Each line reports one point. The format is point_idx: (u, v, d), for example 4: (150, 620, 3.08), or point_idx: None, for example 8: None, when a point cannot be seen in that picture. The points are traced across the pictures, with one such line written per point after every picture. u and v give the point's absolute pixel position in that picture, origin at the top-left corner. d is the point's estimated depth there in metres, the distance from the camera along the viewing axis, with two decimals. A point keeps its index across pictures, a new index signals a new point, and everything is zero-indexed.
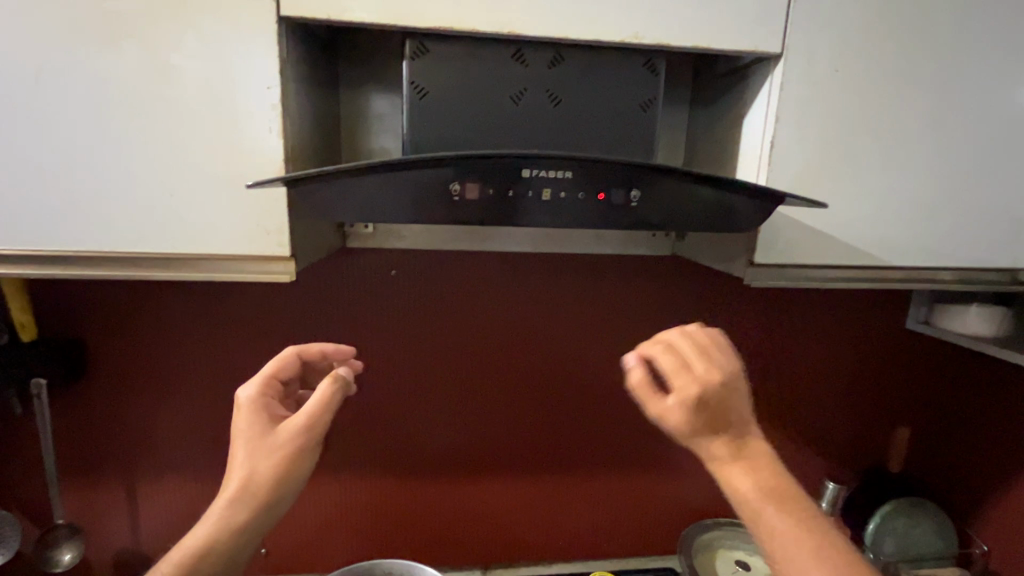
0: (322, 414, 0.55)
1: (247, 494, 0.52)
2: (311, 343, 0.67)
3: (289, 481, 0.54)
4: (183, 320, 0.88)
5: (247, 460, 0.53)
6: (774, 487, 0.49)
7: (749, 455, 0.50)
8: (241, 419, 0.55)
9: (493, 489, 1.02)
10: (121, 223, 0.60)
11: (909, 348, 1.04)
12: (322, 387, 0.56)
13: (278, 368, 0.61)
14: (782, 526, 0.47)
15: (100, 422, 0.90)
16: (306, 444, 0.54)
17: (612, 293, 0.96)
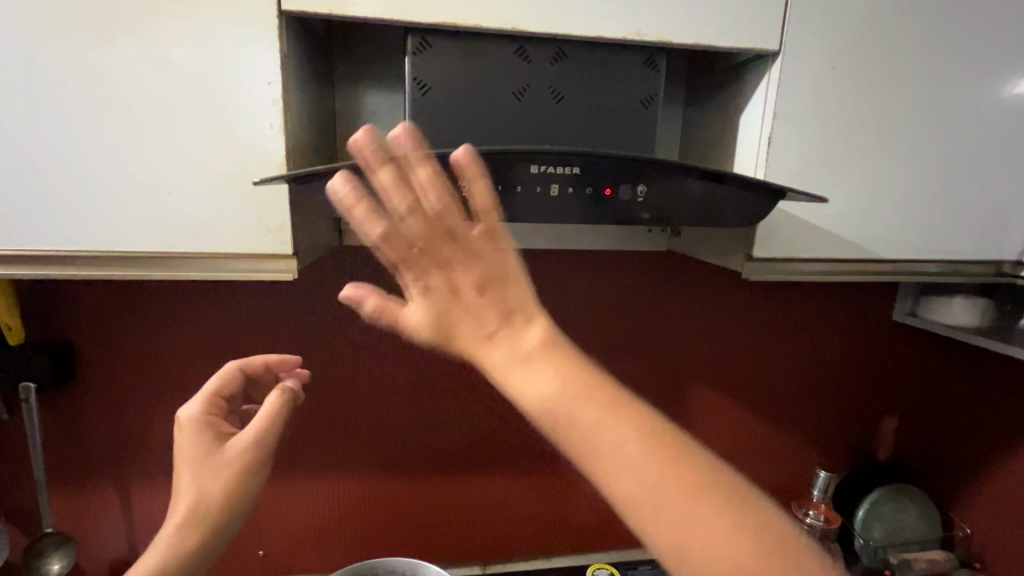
0: (271, 430, 0.55)
1: (197, 516, 0.52)
2: (254, 355, 0.65)
3: (241, 499, 0.53)
4: (176, 320, 0.86)
5: (193, 483, 0.52)
6: (563, 378, 0.37)
7: (545, 348, 0.39)
8: (185, 439, 0.54)
9: (492, 485, 1.03)
10: (117, 222, 0.59)
11: (897, 339, 1.07)
12: (269, 403, 0.55)
13: (221, 385, 0.60)
14: (594, 415, 0.36)
15: (92, 426, 0.88)
16: (257, 461, 0.54)
17: (609, 289, 0.97)
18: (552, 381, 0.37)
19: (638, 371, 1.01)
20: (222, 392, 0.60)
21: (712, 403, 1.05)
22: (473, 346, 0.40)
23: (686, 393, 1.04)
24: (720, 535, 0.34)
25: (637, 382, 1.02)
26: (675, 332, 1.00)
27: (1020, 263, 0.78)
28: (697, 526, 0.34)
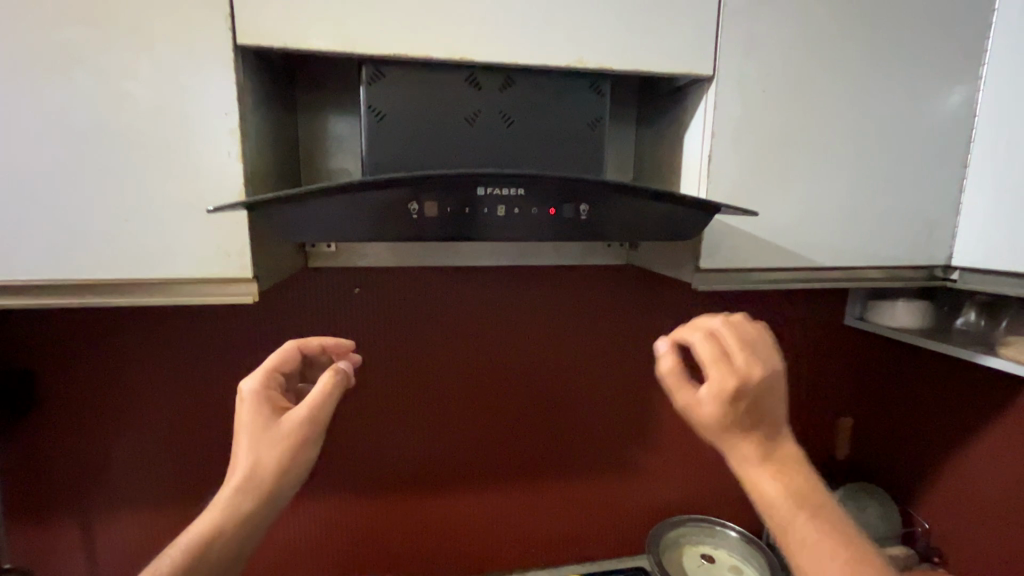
0: (326, 405, 0.57)
1: (254, 483, 0.53)
2: (310, 338, 0.66)
3: (295, 469, 0.55)
4: (139, 346, 0.86)
5: (252, 450, 0.54)
6: (805, 493, 0.47)
7: (777, 461, 0.48)
8: (245, 409, 0.56)
9: (465, 501, 1.03)
10: (76, 250, 0.60)
11: (849, 342, 1.12)
12: (324, 380, 0.57)
13: (281, 360, 0.62)
14: (814, 534, 0.46)
15: (53, 456, 0.86)
16: (312, 433, 0.56)
17: (573, 302, 1.00)
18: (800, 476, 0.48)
19: (605, 381, 1.04)
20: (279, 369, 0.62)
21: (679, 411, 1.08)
22: (733, 446, 0.48)
23: (653, 401, 1.07)
24: None
25: (604, 392, 1.04)
26: (639, 341, 1.04)
27: (950, 267, 0.84)
28: None
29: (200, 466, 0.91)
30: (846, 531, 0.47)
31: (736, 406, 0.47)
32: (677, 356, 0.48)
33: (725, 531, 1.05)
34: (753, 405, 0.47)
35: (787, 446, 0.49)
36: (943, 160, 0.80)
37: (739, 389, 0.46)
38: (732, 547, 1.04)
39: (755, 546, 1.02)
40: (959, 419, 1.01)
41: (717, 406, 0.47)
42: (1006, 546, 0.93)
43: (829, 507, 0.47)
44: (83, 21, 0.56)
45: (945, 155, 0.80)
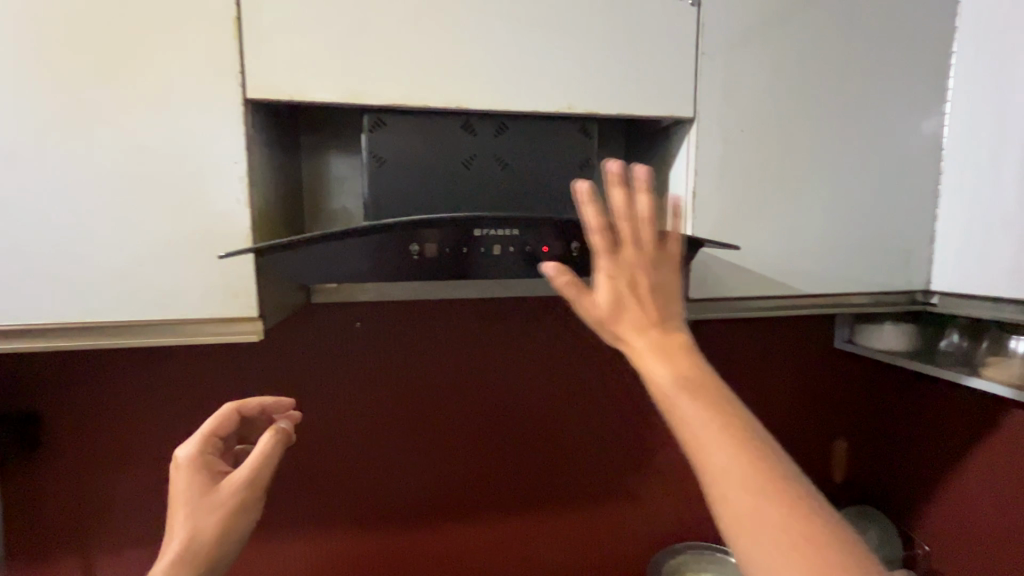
0: (270, 462, 0.58)
1: (187, 559, 0.52)
2: (248, 399, 0.68)
3: (235, 534, 0.55)
4: (142, 384, 0.87)
5: (188, 523, 0.53)
6: (686, 374, 0.46)
7: (667, 346, 0.47)
8: (180, 478, 0.56)
9: (466, 533, 1.03)
10: (88, 294, 0.62)
11: (841, 364, 1.14)
12: (264, 440, 0.58)
13: (218, 425, 0.61)
14: (691, 410, 0.44)
15: (55, 496, 0.87)
16: (253, 494, 0.56)
17: (569, 330, 1.02)
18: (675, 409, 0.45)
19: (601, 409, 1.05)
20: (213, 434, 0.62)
21: (676, 436, 1.09)
22: (624, 331, 0.49)
23: (650, 427, 1.08)
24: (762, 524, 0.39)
25: (602, 419, 1.06)
26: (634, 367, 1.06)
27: (930, 291, 0.87)
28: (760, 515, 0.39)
29: None
30: (746, 424, 0.43)
31: (619, 289, 0.49)
32: (569, 274, 0.50)
33: (724, 558, 1.05)
34: (634, 289, 0.49)
35: (669, 332, 0.48)
36: (917, 190, 0.84)
37: (616, 272, 0.49)
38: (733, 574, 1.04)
39: None
40: (950, 440, 1.02)
41: (608, 292, 0.49)
42: (1004, 569, 0.93)
43: (710, 388, 0.45)
44: (105, 80, 0.60)
45: (918, 185, 0.84)
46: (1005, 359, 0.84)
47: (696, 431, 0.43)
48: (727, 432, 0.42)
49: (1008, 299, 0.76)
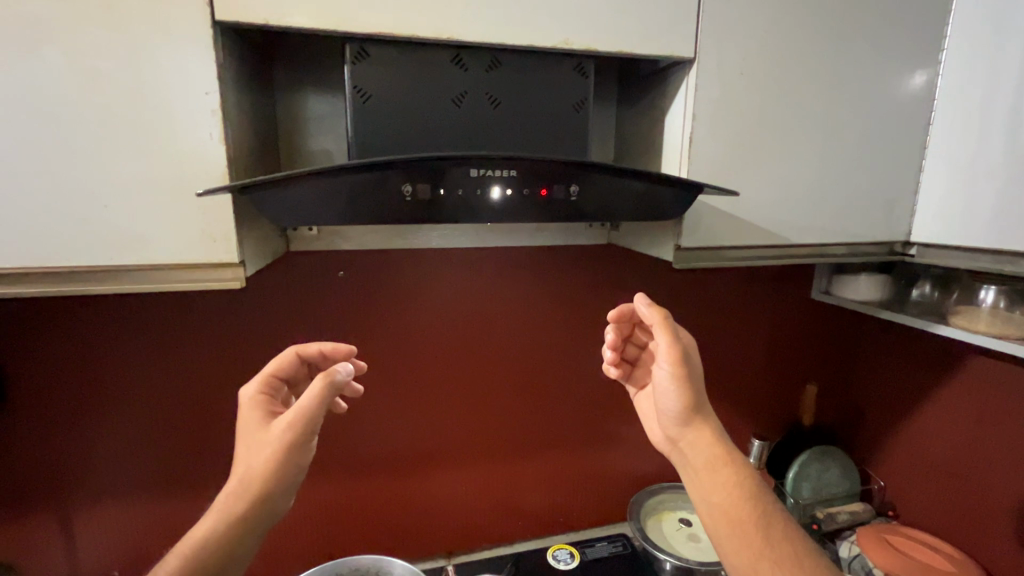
0: (317, 408, 0.55)
1: (246, 484, 0.55)
2: (310, 343, 0.69)
3: (285, 471, 0.55)
4: (113, 335, 0.83)
5: (247, 452, 0.56)
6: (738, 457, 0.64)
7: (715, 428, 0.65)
8: (246, 413, 0.60)
9: (453, 478, 1.06)
10: (48, 236, 0.57)
11: (816, 315, 1.18)
12: (314, 386, 0.54)
13: (277, 368, 0.65)
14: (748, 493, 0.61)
15: (28, 450, 0.84)
16: (300, 436, 0.55)
17: (556, 281, 1.02)
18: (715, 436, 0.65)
19: (586, 359, 1.07)
20: (278, 375, 0.65)
21: None
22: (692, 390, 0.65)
23: None
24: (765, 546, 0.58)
25: (587, 367, 1.08)
26: None
27: (908, 243, 0.89)
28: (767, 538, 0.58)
29: (183, 453, 0.90)
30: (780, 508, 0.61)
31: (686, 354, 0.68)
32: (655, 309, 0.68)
33: None
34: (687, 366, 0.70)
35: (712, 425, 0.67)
36: (905, 141, 0.85)
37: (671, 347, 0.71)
38: None
39: None
40: (912, 385, 1.08)
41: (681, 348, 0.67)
42: (954, 499, 1.02)
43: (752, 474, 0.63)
44: None
45: (907, 136, 0.84)
46: (973, 308, 0.87)
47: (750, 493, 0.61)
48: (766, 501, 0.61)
49: (984, 250, 0.79)
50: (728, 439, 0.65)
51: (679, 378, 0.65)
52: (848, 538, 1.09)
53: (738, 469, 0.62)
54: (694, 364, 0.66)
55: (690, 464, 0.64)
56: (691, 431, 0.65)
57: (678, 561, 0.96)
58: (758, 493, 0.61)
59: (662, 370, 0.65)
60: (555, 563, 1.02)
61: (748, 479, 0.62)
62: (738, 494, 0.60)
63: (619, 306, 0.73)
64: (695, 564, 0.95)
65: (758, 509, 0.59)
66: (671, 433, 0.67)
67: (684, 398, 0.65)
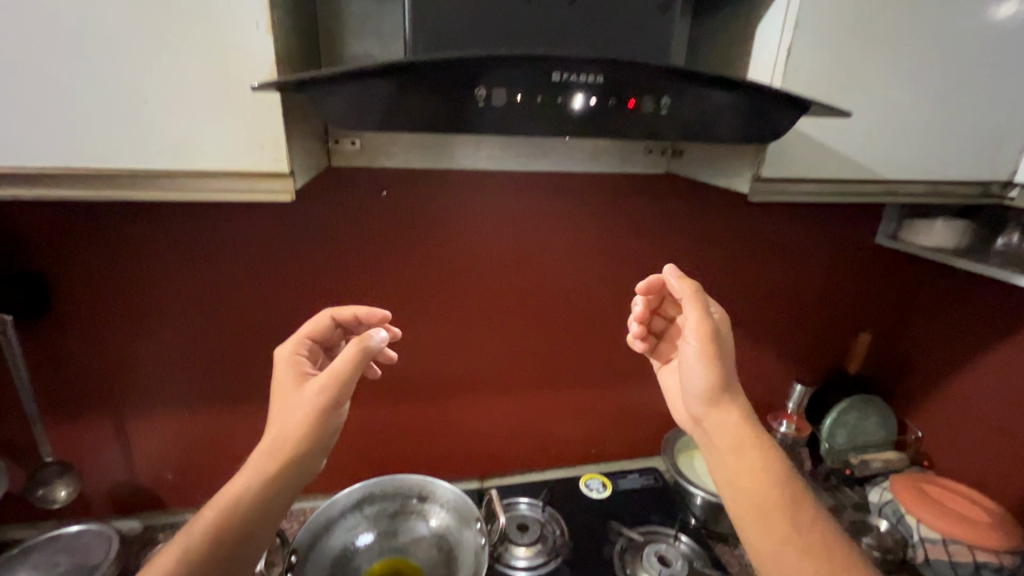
0: (351, 373, 0.58)
1: (279, 443, 0.56)
2: (345, 308, 0.71)
3: (317, 431, 0.57)
4: (155, 247, 0.81)
5: (280, 413, 0.58)
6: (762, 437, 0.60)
7: (742, 407, 0.62)
8: (281, 373, 0.63)
9: (489, 407, 1.06)
10: (90, 135, 0.53)
11: (875, 261, 1.12)
12: (349, 349, 0.58)
13: (313, 330, 0.68)
14: (767, 472, 0.58)
15: (79, 358, 0.85)
16: (332, 398, 0.58)
17: (607, 212, 0.96)
18: (744, 418, 0.61)
19: (632, 296, 1.03)
20: (313, 338, 0.68)
21: None
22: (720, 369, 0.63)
23: None
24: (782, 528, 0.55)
25: (631, 305, 1.04)
26: (670, 255, 1.01)
27: (1009, 184, 0.81)
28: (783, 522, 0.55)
29: (228, 368, 0.91)
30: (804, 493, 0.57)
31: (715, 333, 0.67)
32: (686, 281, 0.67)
33: None
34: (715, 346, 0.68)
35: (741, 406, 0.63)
36: None
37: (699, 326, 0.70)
38: None
39: None
40: (971, 338, 1.03)
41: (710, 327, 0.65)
42: (1000, 454, 1.00)
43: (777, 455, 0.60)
44: None
45: None
46: None
47: (770, 473, 0.58)
48: (788, 486, 0.57)
49: None
50: (755, 422, 0.61)
51: (707, 355, 0.62)
52: (881, 484, 1.08)
53: (765, 454, 0.59)
54: (724, 342, 0.64)
55: (713, 444, 0.61)
56: (717, 411, 0.62)
57: (712, 496, 0.97)
58: (787, 480, 0.58)
59: (690, 346, 0.64)
60: (587, 491, 1.04)
61: (777, 466, 0.58)
62: (763, 478, 0.57)
63: (648, 277, 0.71)
64: None
65: (785, 496, 0.56)
66: (696, 411, 0.64)
67: (711, 376, 0.62)
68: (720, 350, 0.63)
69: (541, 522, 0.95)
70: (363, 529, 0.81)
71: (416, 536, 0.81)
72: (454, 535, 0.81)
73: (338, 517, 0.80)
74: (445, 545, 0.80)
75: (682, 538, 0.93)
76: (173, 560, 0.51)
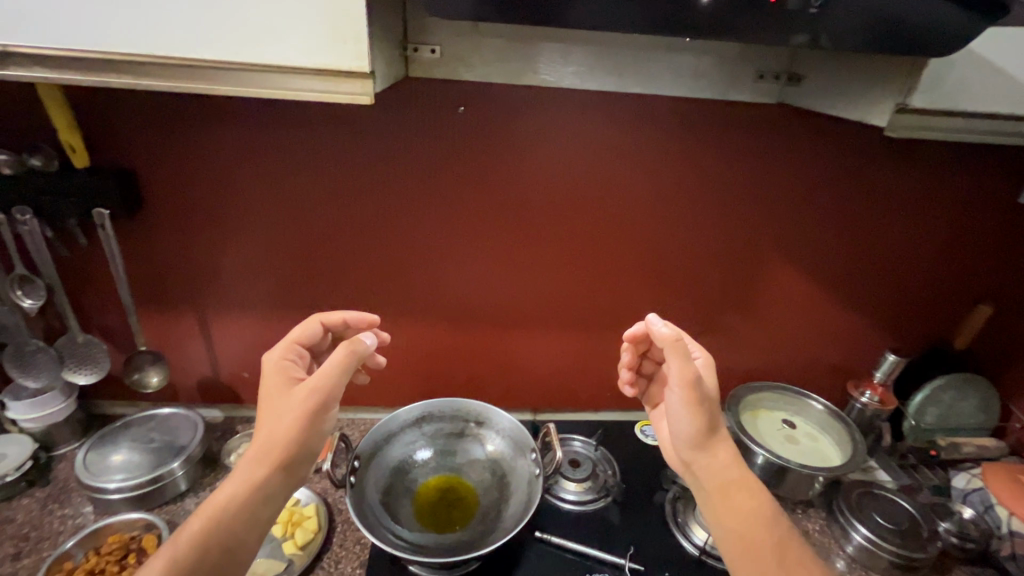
0: (339, 378, 0.62)
1: (269, 450, 0.59)
2: (333, 312, 0.74)
3: (304, 437, 0.60)
4: (234, 152, 0.82)
5: (267, 422, 0.60)
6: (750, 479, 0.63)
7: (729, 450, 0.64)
8: (269, 379, 0.65)
9: (549, 343, 1.04)
10: (176, 21, 0.51)
11: (1011, 224, 0.96)
12: (338, 356, 0.61)
13: (301, 335, 0.70)
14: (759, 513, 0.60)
15: (166, 257, 0.89)
16: (319, 405, 0.60)
17: (698, 144, 0.87)
18: (732, 463, 0.63)
19: (713, 241, 0.95)
20: (300, 341, 0.70)
21: (787, 279, 0.99)
22: (705, 416, 0.62)
23: (762, 266, 0.98)
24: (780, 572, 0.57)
25: (712, 251, 0.96)
26: (764, 199, 0.91)
27: None
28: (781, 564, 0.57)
29: (300, 278, 0.93)
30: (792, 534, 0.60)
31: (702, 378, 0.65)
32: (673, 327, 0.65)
33: (807, 403, 1.05)
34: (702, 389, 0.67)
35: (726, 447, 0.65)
36: None
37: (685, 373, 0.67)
38: (809, 417, 1.05)
39: (838, 419, 1.02)
40: None
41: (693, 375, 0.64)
42: None
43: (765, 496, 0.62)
44: None
45: None
46: None
47: (761, 516, 0.60)
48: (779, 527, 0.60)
49: None
50: (742, 464, 0.63)
51: (693, 402, 0.62)
52: (969, 469, 1.01)
53: (753, 499, 0.61)
54: (707, 389, 0.63)
55: (705, 488, 0.63)
56: (705, 454, 0.63)
57: (774, 459, 0.93)
58: (773, 522, 0.61)
59: (675, 395, 0.63)
60: (641, 436, 1.02)
61: (763, 509, 0.61)
62: (753, 522, 0.60)
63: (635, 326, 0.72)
64: (793, 465, 0.92)
65: (775, 541, 0.59)
66: (685, 455, 0.65)
67: (698, 423, 0.62)
68: (705, 399, 0.62)
69: (593, 460, 0.94)
70: (422, 445, 0.83)
71: (471, 458, 0.83)
72: (508, 462, 0.82)
73: (398, 431, 0.82)
74: (499, 469, 0.81)
75: None
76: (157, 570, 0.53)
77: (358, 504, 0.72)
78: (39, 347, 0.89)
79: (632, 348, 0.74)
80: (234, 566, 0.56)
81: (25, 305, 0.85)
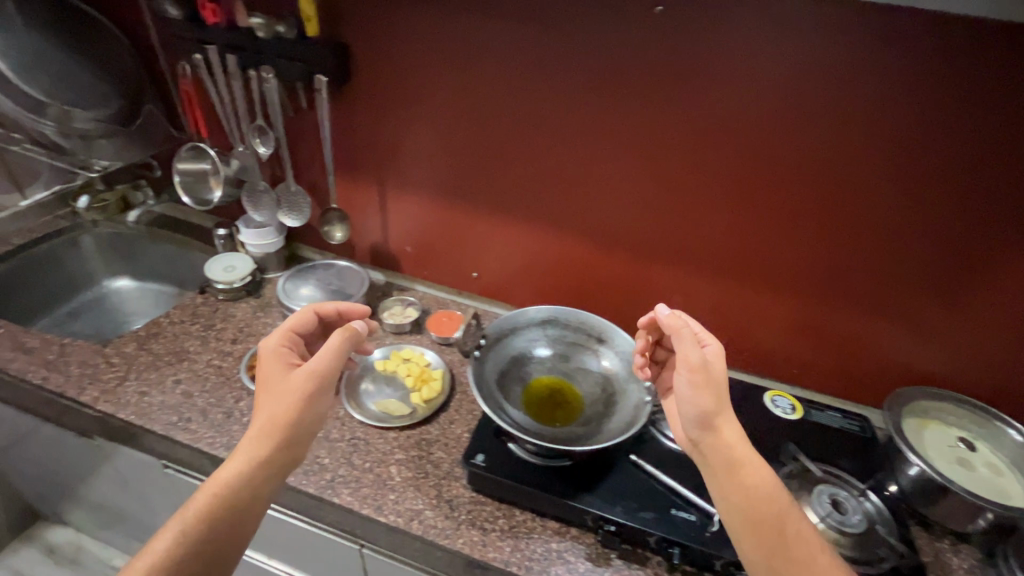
0: (334, 361, 0.69)
1: (272, 427, 0.65)
2: (327, 303, 0.81)
3: (305, 414, 0.67)
4: (432, 34, 0.89)
5: (269, 401, 0.67)
6: (750, 457, 0.64)
7: (730, 433, 0.65)
8: (266, 362, 0.72)
9: (691, 284, 0.99)
10: None
11: None
12: (338, 337, 0.70)
13: (297, 323, 0.77)
14: (763, 480, 0.62)
15: (361, 130, 1.01)
16: (317, 386, 0.68)
17: (944, 77, 0.71)
18: (736, 441, 0.65)
19: (927, 201, 0.79)
20: (296, 328, 0.77)
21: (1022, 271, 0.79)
22: (705, 398, 0.65)
23: (990, 246, 0.79)
24: (789, 549, 0.58)
25: (921, 216, 0.80)
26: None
27: None
28: (791, 544, 0.58)
29: (465, 168, 1.00)
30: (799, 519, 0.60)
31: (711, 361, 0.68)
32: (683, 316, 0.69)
33: (1002, 429, 0.86)
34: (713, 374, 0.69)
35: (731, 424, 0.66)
36: None
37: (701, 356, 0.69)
38: (998, 447, 0.86)
39: None
40: None
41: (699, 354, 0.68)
42: None
43: (767, 469, 0.63)
44: None
45: None
46: None
47: (765, 488, 0.62)
48: (784, 504, 0.61)
49: None
50: (745, 442, 0.64)
51: (699, 382, 0.65)
52: None
53: (757, 475, 0.62)
54: (716, 370, 0.67)
55: (708, 463, 0.65)
56: (711, 433, 0.65)
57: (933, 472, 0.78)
58: (777, 492, 0.62)
59: (682, 378, 0.67)
60: (772, 407, 0.95)
61: (770, 482, 0.62)
62: (759, 496, 0.61)
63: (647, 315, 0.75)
64: (958, 488, 0.77)
65: (777, 511, 0.60)
66: (693, 436, 0.66)
67: (702, 402, 0.65)
68: (714, 381, 0.66)
69: None
70: (542, 344, 0.88)
71: (585, 368, 0.87)
72: (620, 383, 0.84)
73: (523, 326, 0.89)
74: (609, 386, 0.84)
75: (870, 496, 0.79)
76: (170, 540, 0.59)
77: (477, 374, 0.80)
78: (266, 190, 1.11)
79: (645, 332, 0.76)
80: (239, 538, 0.62)
81: (259, 151, 1.07)
